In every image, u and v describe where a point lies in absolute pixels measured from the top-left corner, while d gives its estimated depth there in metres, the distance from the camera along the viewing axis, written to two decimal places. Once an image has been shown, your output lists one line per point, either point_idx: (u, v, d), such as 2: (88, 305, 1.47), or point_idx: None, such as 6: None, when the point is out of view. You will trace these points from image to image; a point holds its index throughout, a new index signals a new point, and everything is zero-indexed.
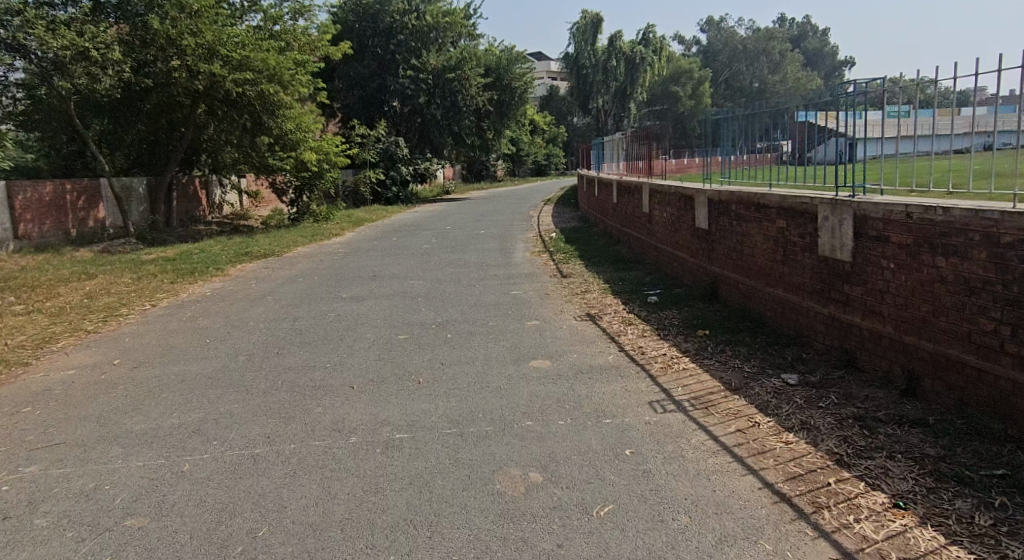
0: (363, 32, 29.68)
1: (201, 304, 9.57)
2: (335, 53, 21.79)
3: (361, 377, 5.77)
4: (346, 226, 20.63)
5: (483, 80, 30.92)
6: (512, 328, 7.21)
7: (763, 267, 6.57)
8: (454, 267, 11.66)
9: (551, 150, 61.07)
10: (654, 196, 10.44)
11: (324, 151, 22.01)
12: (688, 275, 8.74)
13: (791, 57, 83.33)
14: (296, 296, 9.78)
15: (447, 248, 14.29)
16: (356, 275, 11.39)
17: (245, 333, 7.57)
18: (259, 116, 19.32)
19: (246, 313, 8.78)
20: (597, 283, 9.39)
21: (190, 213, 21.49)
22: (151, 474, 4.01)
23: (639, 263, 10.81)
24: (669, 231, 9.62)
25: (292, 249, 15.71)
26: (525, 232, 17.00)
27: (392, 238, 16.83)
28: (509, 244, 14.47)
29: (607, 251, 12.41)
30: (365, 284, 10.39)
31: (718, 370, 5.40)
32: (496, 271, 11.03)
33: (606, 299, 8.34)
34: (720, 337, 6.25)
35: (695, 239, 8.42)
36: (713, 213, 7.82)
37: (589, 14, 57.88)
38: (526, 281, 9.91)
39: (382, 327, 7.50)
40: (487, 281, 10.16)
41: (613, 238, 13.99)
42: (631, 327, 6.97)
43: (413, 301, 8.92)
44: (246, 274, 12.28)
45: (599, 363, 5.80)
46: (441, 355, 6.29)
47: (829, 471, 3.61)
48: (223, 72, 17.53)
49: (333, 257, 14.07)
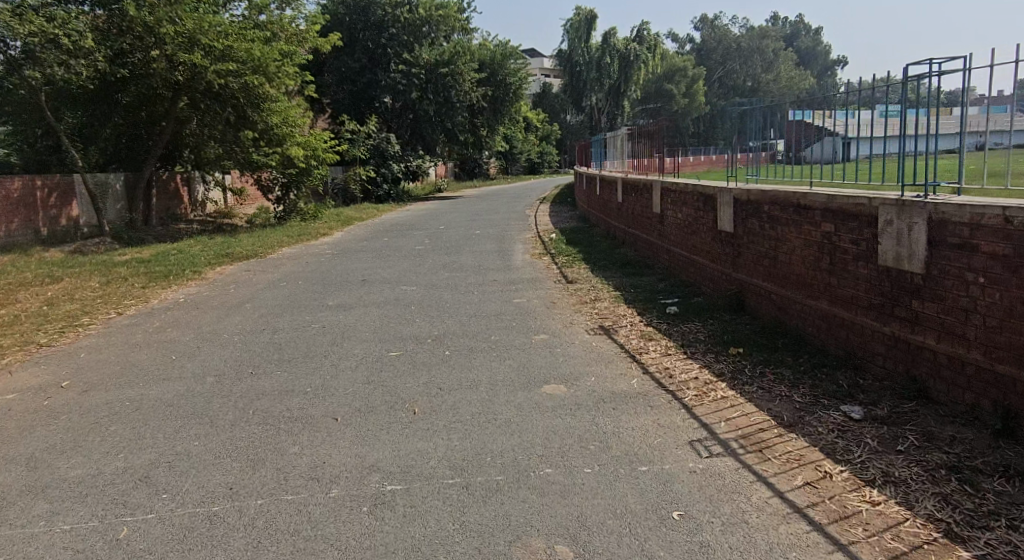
0: (353, 25, 28.87)
1: (173, 312, 8.76)
2: (324, 46, 20.98)
3: (346, 406, 4.98)
4: (336, 226, 19.80)
5: (477, 75, 30.11)
6: (517, 344, 6.44)
7: (802, 275, 5.79)
8: (449, 271, 10.88)
9: (545, 148, 60.32)
10: (668, 196, 9.67)
11: (312, 146, 21.11)
12: (708, 282, 7.95)
13: (785, 56, 82.80)
14: (278, 304, 8.98)
15: (441, 249, 13.51)
16: (343, 279, 10.59)
17: (217, 348, 6.76)
18: (243, 110, 18.49)
19: (221, 323, 7.98)
20: (607, 290, 8.61)
21: (171, 211, 20.57)
22: (78, 545, 3.24)
23: (649, 267, 10.04)
24: (685, 233, 8.86)
25: (276, 249, 14.89)
26: (523, 232, 16.21)
27: (382, 238, 16.05)
28: (508, 246, 13.68)
29: (613, 253, 11.65)
30: (353, 291, 9.59)
31: (763, 399, 4.59)
32: (495, 275, 10.25)
33: (618, 309, 7.56)
34: (757, 357, 5.46)
35: (718, 243, 7.64)
36: (740, 215, 7.03)
37: (583, 10, 57.16)
38: (529, 289, 9.11)
39: (372, 342, 6.71)
40: (486, 287, 9.37)
41: (617, 239, 13.23)
42: (652, 343, 6.18)
43: (405, 311, 8.13)
44: (225, 278, 11.46)
45: (622, 389, 5.00)
46: (439, 377, 5.51)
47: (939, 549, 2.88)
48: (204, 62, 16.67)
49: (319, 259, 13.24)
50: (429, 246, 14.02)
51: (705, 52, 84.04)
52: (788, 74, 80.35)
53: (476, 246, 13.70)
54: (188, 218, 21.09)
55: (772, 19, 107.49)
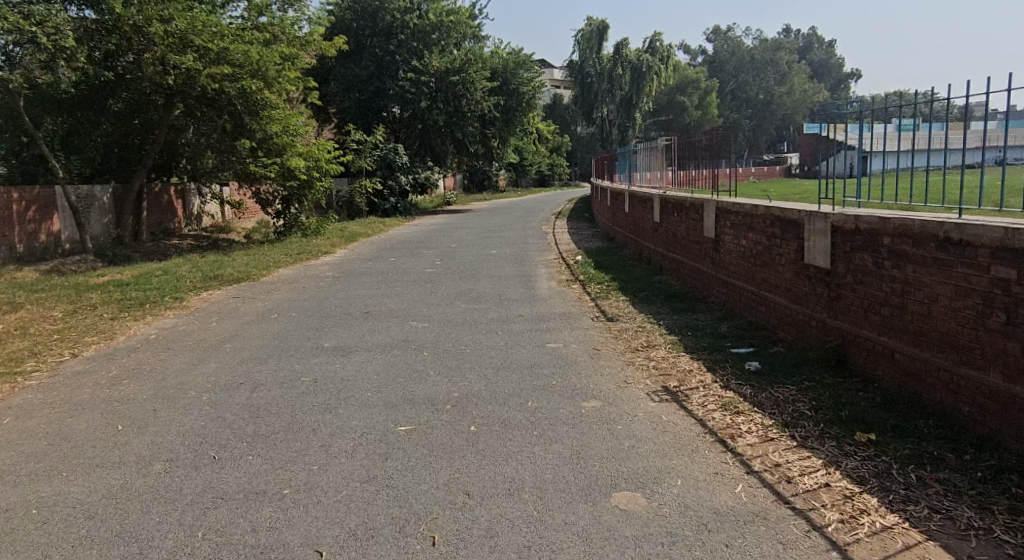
0: (361, 31, 27.75)
1: (138, 354, 7.29)
2: (329, 50, 19.56)
3: (338, 525, 3.53)
4: (339, 242, 18.43)
5: (488, 84, 28.55)
6: (564, 416, 4.97)
7: (950, 334, 4.36)
8: (466, 302, 9.45)
9: (554, 160, 58.93)
10: (725, 219, 8.22)
11: (315, 156, 19.57)
12: (789, 327, 6.50)
13: (799, 69, 81.34)
14: (265, 345, 7.52)
15: (455, 273, 12.06)
16: (344, 311, 9.15)
17: (177, 414, 5.28)
18: (240, 117, 17.10)
19: (193, 371, 6.52)
20: (659, 334, 7.15)
21: (163, 225, 19.17)
22: None
23: (700, 302, 8.61)
24: (752, 264, 7.41)
25: (271, 271, 13.47)
26: (544, 253, 14.79)
27: (388, 258, 14.62)
28: (529, 270, 12.22)
29: (653, 282, 10.22)
30: (355, 328, 8.14)
31: (953, 537, 3.15)
32: (520, 310, 8.79)
33: (681, 364, 6.12)
34: (903, 449, 4.01)
35: (805, 280, 6.20)
36: (841, 248, 5.59)
37: (595, 21, 56.07)
38: (564, 330, 7.66)
39: (376, 409, 5.24)
40: (511, 327, 7.90)
41: (653, 265, 11.79)
42: (745, 419, 4.71)
43: (417, 358, 6.68)
44: (210, 306, 10.03)
45: (729, 504, 3.55)
46: (466, 474, 4.05)
47: None
48: (198, 65, 15.31)
49: (318, 283, 11.81)
50: (441, 269, 12.57)
51: (717, 63, 82.68)
52: (801, 86, 79.06)
53: (493, 270, 12.24)
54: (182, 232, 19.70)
55: (783, 31, 106.36)
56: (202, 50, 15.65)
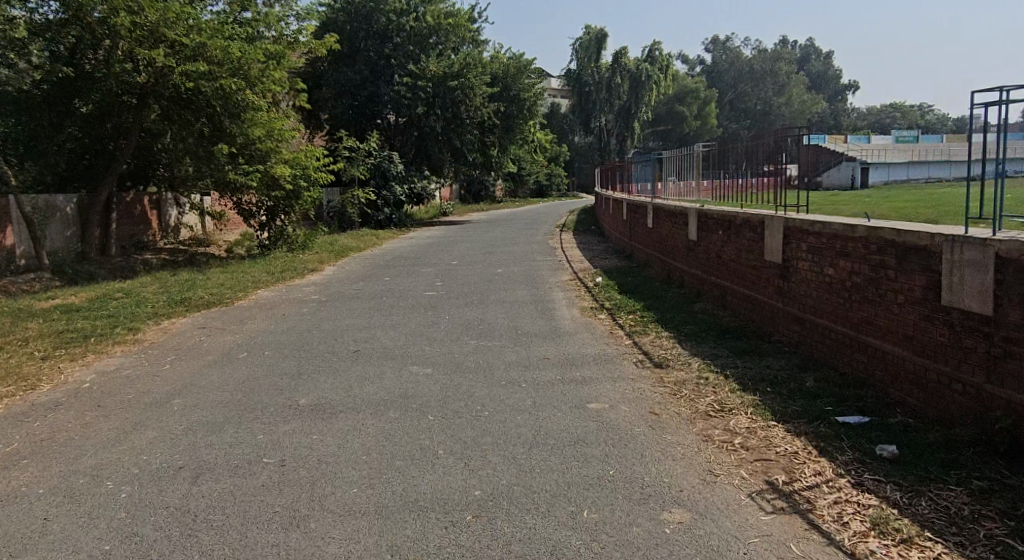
0: (353, 33, 26.16)
1: (58, 413, 5.66)
2: (319, 49, 18.01)
3: None
4: (327, 258, 16.81)
5: (488, 89, 27.09)
6: (641, 545, 3.36)
7: None
8: (476, 338, 7.85)
9: (553, 171, 57.62)
10: (800, 241, 6.70)
11: (302, 164, 17.87)
12: (911, 388, 4.94)
13: (798, 80, 80.48)
14: (224, 400, 5.91)
15: (459, 298, 10.47)
16: (328, 351, 7.54)
17: (77, 530, 3.68)
18: (220, 121, 15.42)
19: (120, 446, 4.89)
20: (730, 390, 5.61)
21: (137, 237, 17.49)
22: None
23: (764, 342, 7.09)
24: (845, 300, 5.86)
25: (248, 292, 11.86)
26: (558, 273, 13.23)
27: (381, 278, 13.00)
28: (544, 295, 10.65)
29: (695, 313, 8.68)
30: (340, 376, 6.56)
31: None
32: (543, 351, 7.22)
33: (777, 440, 4.57)
34: None
35: (940, 329, 4.66)
36: (1012, 289, 4.05)
37: (594, 30, 54.86)
38: (603, 381, 6.10)
39: (364, 523, 3.67)
40: (536, 376, 6.31)
41: (688, 290, 10.26)
42: (924, 556, 3.16)
43: (422, 426, 5.11)
44: (169, 341, 8.37)
45: None
46: None
47: None
48: (169, 61, 13.68)
49: (300, 310, 10.17)
50: (443, 293, 10.97)
51: (716, 73, 81.70)
52: (799, 96, 78.19)
53: (503, 295, 10.65)
54: (157, 246, 18.03)
55: (780, 42, 105.63)
56: (175, 45, 14.13)
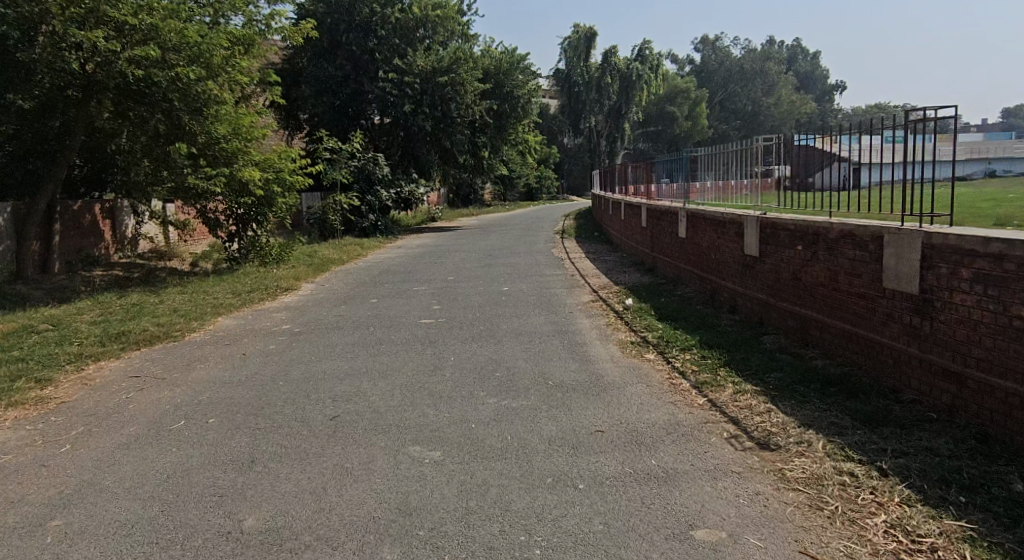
0: (335, 25, 23.91)
1: None
2: (295, 37, 15.89)
3: None
4: (305, 272, 14.77)
5: (480, 86, 25.11)
6: None
7: None
8: (496, 395, 5.85)
9: (543, 173, 55.73)
10: (955, 267, 4.78)
11: (275, 166, 15.66)
12: None
13: (787, 80, 79.04)
14: (133, 520, 3.89)
15: (463, 328, 8.44)
16: (294, 419, 5.51)
17: None
18: (177, 116, 13.28)
19: None
20: (903, 501, 3.71)
21: (86, 251, 15.32)
22: None
23: (893, 405, 5.18)
24: None
25: (203, 320, 9.78)
26: (575, 291, 11.23)
27: (366, 300, 10.96)
28: (568, 323, 8.64)
29: (773, 353, 6.75)
30: (310, 466, 4.56)
31: None
32: (592, 418, 5.25)
33: None
34: None
35: None
36: None
37: (583, 28, 52.77)
38: (697, 479, 4.14)
39: None
40: (597, 469, 4.34)
41: (747, 316, 8.32)
42: None
43: None
44: (84, 400, 6.28)
45: None
46: None
47: None
48: (112, 44, 11.59)
49: (264, 346, 8.11)
50: (442, 321, 8.93)
51: (706, 73, 80.14)
52: (789, 97, 76.73)
53: (517, 323, 8.64)
54: (110, 260, 15.85)
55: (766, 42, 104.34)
56: (122, 27, 12.09)
